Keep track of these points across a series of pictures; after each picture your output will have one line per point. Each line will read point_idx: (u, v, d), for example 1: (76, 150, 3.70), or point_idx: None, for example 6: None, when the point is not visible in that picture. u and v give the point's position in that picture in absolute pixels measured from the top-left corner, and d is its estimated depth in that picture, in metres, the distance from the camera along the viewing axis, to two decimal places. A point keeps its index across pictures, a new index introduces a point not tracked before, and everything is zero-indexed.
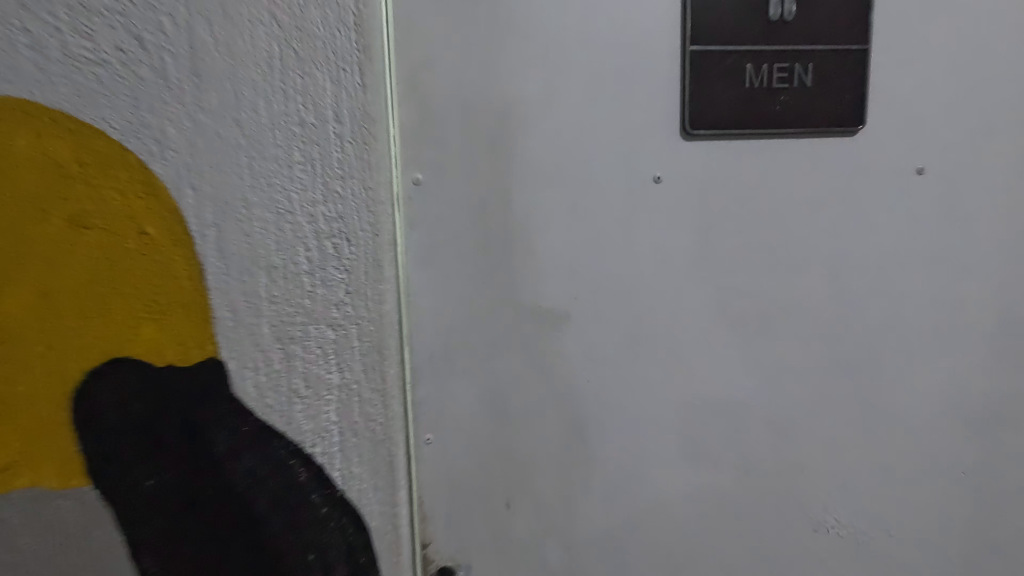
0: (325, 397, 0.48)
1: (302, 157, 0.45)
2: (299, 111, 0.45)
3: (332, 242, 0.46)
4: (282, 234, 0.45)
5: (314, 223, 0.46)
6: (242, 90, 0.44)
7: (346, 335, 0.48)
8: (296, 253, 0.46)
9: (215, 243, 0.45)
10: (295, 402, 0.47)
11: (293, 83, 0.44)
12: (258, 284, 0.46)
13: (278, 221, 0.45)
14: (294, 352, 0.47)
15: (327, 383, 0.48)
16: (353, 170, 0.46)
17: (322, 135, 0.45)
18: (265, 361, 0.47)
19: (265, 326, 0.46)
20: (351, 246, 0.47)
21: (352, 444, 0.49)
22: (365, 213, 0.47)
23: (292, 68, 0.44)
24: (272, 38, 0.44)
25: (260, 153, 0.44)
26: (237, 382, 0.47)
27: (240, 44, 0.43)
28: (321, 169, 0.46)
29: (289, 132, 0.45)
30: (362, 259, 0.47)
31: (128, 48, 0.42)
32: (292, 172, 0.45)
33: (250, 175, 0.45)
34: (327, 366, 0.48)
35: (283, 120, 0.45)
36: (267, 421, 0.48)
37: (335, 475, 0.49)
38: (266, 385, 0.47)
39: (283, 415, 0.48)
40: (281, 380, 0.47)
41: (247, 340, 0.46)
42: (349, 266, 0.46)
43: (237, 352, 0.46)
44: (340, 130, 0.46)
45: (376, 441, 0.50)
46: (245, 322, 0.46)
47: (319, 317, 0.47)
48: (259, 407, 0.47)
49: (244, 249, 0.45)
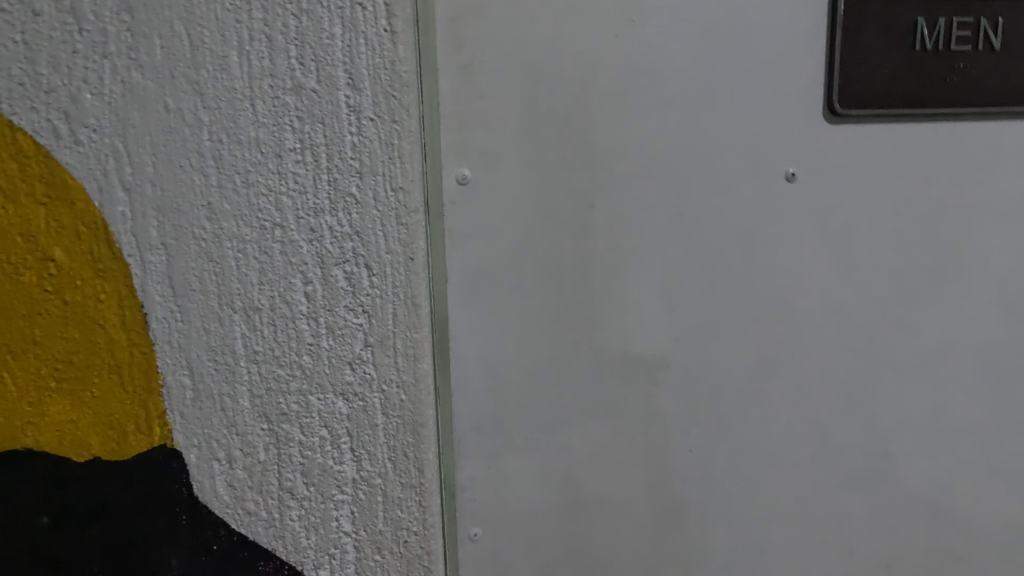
0: (333, 497, 0.32)
1: (297, 137, 0.29)
2: (292, 66, 0.29)
3: (347, 278, 0.30)
4: (270, 257, 0.30)
5: (315, 241, 0.30)
6: (201, 29, 0.28)
7: (365, 410, 0.32)
8: (290, 287, 0.30)
9: (164, 275, 0.29)
10: (289, 504, 0.32)
11: (285, 26, 0.28)
12: (233, 335, 0.30)
13: (261, 237, 0.30)
14: (290, 433, 0.31)
15: (338, 476, 0.32)
16: (375, 162, 0.30)
17: (329, 107, 0.29)
18: (245, 451, 0.31)
19: (242, 400, 0.31)
20: (374, 278, 0.31)
21: (374, 561, 0.33)
22: (392, 228, 0.30)
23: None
24: None
25: (234, 132, 0.29)
26: (199, 479, 0.31)
27: None
28: (330, 161, 0.29)
29: (274, 98, 0.29)
30: (388, 301, 0.31)
31: None
32: (284, 162, 0.29)
33: (218, 173, 0.29)
34: (337, 455, 0.32)
35: (266, 81, 0.28)
36: (249, 535, 0.32)
37: None
38: (246, 484, 0.31)
39: (273, 526, 0.32)
40: (270, 475, 0.32)
41: (212, 417, 0.31)
42: (372, 310, 0.31)
43: (206, 436, 0.31)
44: (358, 100, 0.29)
45: (405, 542, 0.33)
46: (213, 396, 0.31)
47: (327, 384, 0.31)
48: (236, 518, 0.32)
49: (213, 282, 0.30)
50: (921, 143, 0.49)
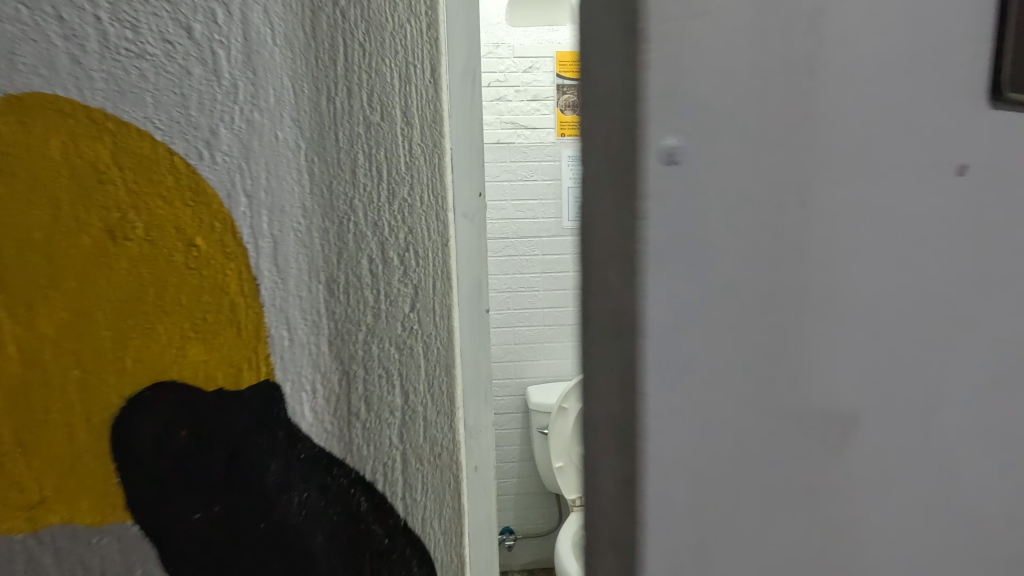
0: (387, 419, 0.46)
1: (367, 163, 0.42)
2: (364, 113, 0.41)
3: (398, 255, 0.44)
4: (346, 243, 0.42)
5: (380, 234, 0.43)
6: (302, 87, 0.40)
7: (412, 351, 0.46)
8: (359, 265, 0.43)
9: (270, 256, 0.41)
10: (354, 424, 0.44)
11: (361, 83, 0.41)
12: (319, 301, 0.42)
13: (340, 229, 0.42)
14: (356, 371, 0.44)
15: (391, 399, 0.45)
16: (420, 177, 0.43)
17: (390, 140, 0.42)
18: (323, 383, 0.43)
19: (323, 344, 0.43)
20: (419, 258, 0.44)
21: (417, 467, 0.47)
22: (432, 223, 0.44)
23: (360, 67, 0.41)
24: (335, 32, 0.40)
25: (322, 157, 0.41)
26: (291, 403, 0.43)
27: (302, 38, 0.39)
28: (390, 178, 0.43)
29: (352, 134, 0.41)
30: (428, 274, 0.45)
31: (175, 40, 0.38)
32: (357, 177, 0.42)
33: (312, 185, 0.41)
34: (392, 386, 0.46)
35: (347, 123, 0.41)
36: (325, 446, 0.44)
37: (397, 504, 0.46)
38: (324, 408, 0.44)
39: (342, 440, 0.44)
40: (341, 402, 0.44)
41: (302, 359, 0.43)
42: (417, 280, 0.44)
43: (293, 375, 0.43)
44: (409, 134, 0.42)
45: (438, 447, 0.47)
46: (303, 342, 0.42)
47: (385, 334, 0.45)
48: (316, 434, 0.44)
49: (304, 263, 0.41)
50: None
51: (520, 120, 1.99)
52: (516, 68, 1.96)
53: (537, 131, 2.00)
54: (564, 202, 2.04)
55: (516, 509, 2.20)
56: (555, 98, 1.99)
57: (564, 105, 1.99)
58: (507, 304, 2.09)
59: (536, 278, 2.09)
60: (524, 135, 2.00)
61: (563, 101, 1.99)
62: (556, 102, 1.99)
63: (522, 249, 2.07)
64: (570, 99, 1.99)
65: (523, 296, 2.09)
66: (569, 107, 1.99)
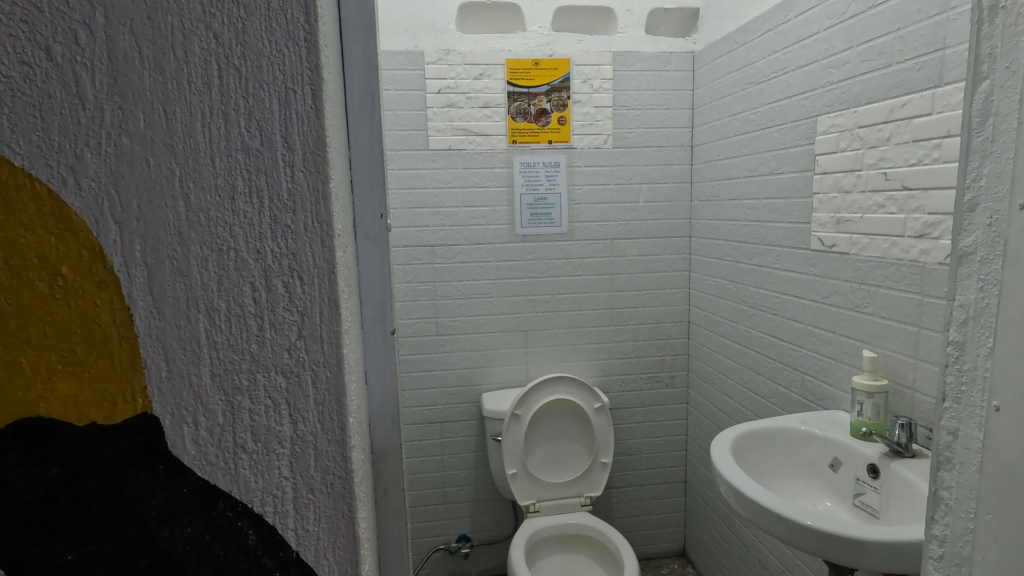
0: (276, 450, 0.43)
1: (246, 186, 0.40)
2: (242, 136, 0.39)
3: (282, 282, 0.41)
4: (226, 271, 0.40)
5: (261, 260, 0.40)
6: (176, 111, 0.38)
7: (300, 380, 0.42)
8: (242, 293, 0.41)
9: (144, 284, 0.39)
10: (241, 454, 0.42)
11: (237, 107, 0.39)
12: (199, 330, 0.41)
13: (220, 257, 0.40)
14: (240, 402, 0.42)
15: (279, 434, 0.43)
16: (304, 203, 0.40)
17: (270, 166, 0.40)
18: (206, 415, 0.42)
19: (205, 375, 0.41)
20: (305, 285, 0.41)
21: (308, 497, 0.44)
22: (318, 248, 0.41)
23: (235, 90, 0.38)
24: (210, 55, 0.38)
25: (198, 182, 0.39)
26: (172, 436, 0.41)
27: (173, 62, 0.38)
28: (271, 204, 0.40)
29: (231, 160, 0.39)
30: (315, 301, 0.41)
31: (35, 61, 0.37)
32: (237, 204, 0.40)
33: (186, 209, 0.39)
34: (280, 416, 0.42)
35: (225, 147, 0.39)
36: (210, 480, 0.42)
37: (288, 537, 0.44)
38: (208, 440, 0.42)
39: (228, 472, 0.42)
40: (226, 433, 0.42)
41: (182, 391, 0.41)
42: (304, 308, 0.41)
43: (173, 408, 0.41)
44: (290, 159, 0.40)
45: (333, 485, 0.44)
46: (183, 373, 0.41)
47: (270, 363, 0.42)
48: (200, 467, 0.42)
49: (182, 291, 0.40)
50: None
51: (472, 127, 1.98)
52: (467, 75, 1.94)
53: (489, 138, 2.00)
54: (517, 208, 2.04)
55: (473, 517, 2.19)
56: (506, 106, 1.98)
57: (516, 113, 1.99)
58: (460, 311, 2.08)
59: (490, 284, 2.08)
60: (476, 141, 1.99)
61: (515, 109, 1.99)
62: (507, 110, 1.99)
63: (475, 256, 2.06)
64: (521, 107, 1.99)
65: (477, 303, 2.08)
66: (521, 115, 2.00)
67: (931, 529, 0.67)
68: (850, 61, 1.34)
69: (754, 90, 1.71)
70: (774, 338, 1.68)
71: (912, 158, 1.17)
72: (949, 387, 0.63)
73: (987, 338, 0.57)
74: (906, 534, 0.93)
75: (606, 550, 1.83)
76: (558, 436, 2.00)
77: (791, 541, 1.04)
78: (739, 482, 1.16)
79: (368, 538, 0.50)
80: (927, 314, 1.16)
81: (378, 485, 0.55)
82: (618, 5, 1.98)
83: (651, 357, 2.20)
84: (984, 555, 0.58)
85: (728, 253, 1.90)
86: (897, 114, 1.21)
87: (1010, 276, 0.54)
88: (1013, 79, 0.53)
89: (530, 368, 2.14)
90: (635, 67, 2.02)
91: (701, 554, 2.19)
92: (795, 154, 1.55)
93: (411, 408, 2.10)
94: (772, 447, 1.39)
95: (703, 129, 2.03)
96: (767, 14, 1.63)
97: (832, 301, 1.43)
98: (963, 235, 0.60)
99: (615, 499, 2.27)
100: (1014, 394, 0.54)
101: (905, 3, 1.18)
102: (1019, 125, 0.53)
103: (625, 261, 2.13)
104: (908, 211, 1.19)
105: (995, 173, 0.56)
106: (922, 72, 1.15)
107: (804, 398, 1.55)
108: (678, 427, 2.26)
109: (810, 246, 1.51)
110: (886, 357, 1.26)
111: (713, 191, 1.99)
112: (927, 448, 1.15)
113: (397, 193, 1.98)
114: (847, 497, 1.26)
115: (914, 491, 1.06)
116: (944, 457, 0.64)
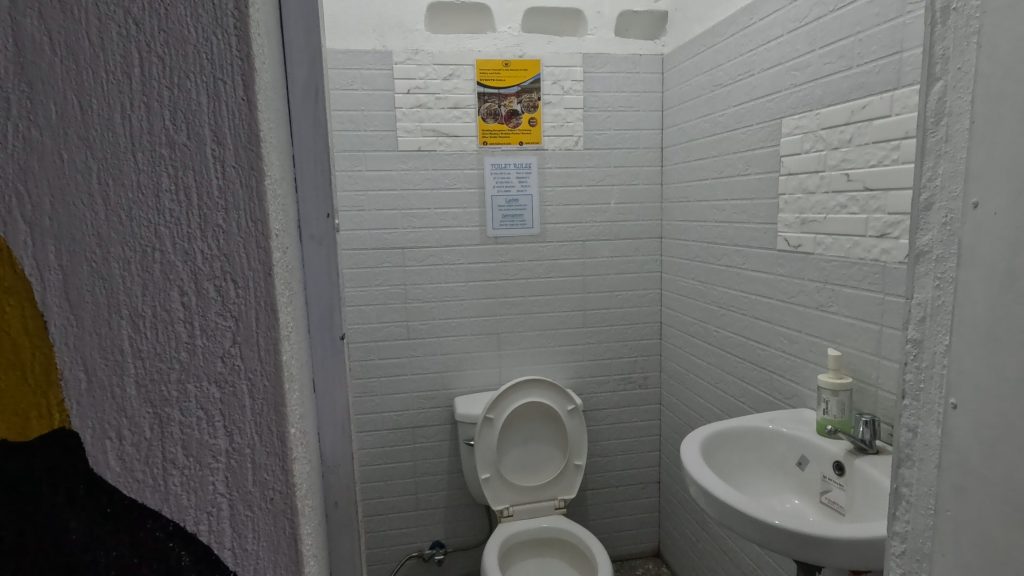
0: (210, 465, 0.40)
1: (172, 182, 0.37)
2: (166, 130, 0.36)
3: (213, 284, 0.38)
4: (151, 273, 0.37)
5: (190, 262, 0.38)
6: (92, 102, 0.35)
7: (235, 390, 0.39)
8: (169, 298, 0.38)
9: (60, 288, 0.37)
10: (171, 471, 0.40)
11: (161, 98, 0.36)
12: (123, 338, 0.38)
13: (144, 259, 0.37)
14: (169, 414, 0.39)
15: (213, 448, 0.40)
16: (237, 202, 0.37)
17: (198, 161, 0.37)
18: (132, 429, 0.39)
19: (129, 387, 0.38)
20: (239, 289, 0.38)
21: (246, 514, 0.41)
22: (252, 249, 0.38)
23: (158, 80, 0.36)
24: (130, 42, 0.35)
25: (119, 180, 0.36)
26: (93, 453, 0.38)
27: (88, 49, 0.35)
28: (200, 201, 0.37)
29: (155, 155, 0.36)
30: (251, 306, 0.39)
31: None
32: (162, 202, 0.37)
33: (106, 208, 0.36)
34: (213, 429, 0.40)
35: (148, 141, 0.36)
36: (137, 498, 0.40)
37: (225, 557, 0.41)
38: (135, 457, 0.39)
39: (158, 491, 0.40)
40: (154, 449, 0.39)
41: (104, 403, 0.38)
42: (239, 313, 0.39)
43: (94, 422, 0.38)
44: (220, 154, 0.37)
45: (272, 500, 0.41)
46: (105, 384, 0.38)
47: (201, 373, 0.39)
48: (126, 485, 0.39)
49: (103, 296, 0.37)
50: (987, 129, 0.51)
51: (442, 128, 1.96)
52: (436, 75, 1.92)
53: (460, 139, 1.98)
54: (488, 210, 2.02)
55: (447, 522, 2.15)
56: (476, 107, 1.97)
57: (486, 114, 1.98)
58: (432, 315, 2.05)
59: (462, 287, 2.05)
60: (446, 142, 1.97)
61: (485, 110, 1.97)
62: (477, 111, 1.97)
63: (446, 258, 2.03)
64: (491, 108, 1.97)
65: (448, 305, 2.06)
66: (492, 116, 1.98)
67: (893, 526, 0.67)
68: (813, 64, 1.35)
69: (721, 92, 1.73)
70: (744, 338, 1.69)
71: (872, 160, 1.19)
72: (906, 385, 0.63)
73: (943, 335, 0.57)
74: (869, 532, 0.94)
75: (580, 553, 1.81)
76: (531, 439, 1.99)
77: (758, 541, 1.04)
78: (709, 483, 1.16)
79: (316, 554, 0.48)
80: (889, 313, 1.17)
81: (329, 499, 0.54)
82: (587, 7, 1.99)
83: (624, 358, 2.20)
84: (946, 552, 0.58)
85: (698, 254, 1.92)
86: (857, 116, 1.23)
87: (966, 272, 0.54)
88: (964, 79, 0.54)
89: (503, 371, 2.13)
90: (605, 69, 2.03)
91: (675, 554, 2.20)
92: (761, 155, 1.57)
93: (382, 415, 2.06)
94: (741, 446, 1.40)
95: (672, 130, 2.04)
96: (733, 18, 1.64)
97: (798, 300, 1.45)
98: (920, 234, 0.60)
99: (589, 500, 2.27)
100: (970, 391, 0.54)
101: (864, 6, 1.20)
102: (970, 125, 0.53)
103: (597, 262, 2.13)
104: (869, 211, 1.21)
105: (949, 172, 0.56)
106: (881, 75, 1.17)
107: (772, 397, 1.57)
108: (652, 428, 2.27)
109: (776, 246, 1.52)
110: (850, 355, 1.28)
111: (682, 192, 2.00)
112: (889, 445, 1.17)
113: (365, 194, 1.94)
114: (812, 494, 1.27)
115: (879, 489, 1.07)
116: (904, 455, 0.64)
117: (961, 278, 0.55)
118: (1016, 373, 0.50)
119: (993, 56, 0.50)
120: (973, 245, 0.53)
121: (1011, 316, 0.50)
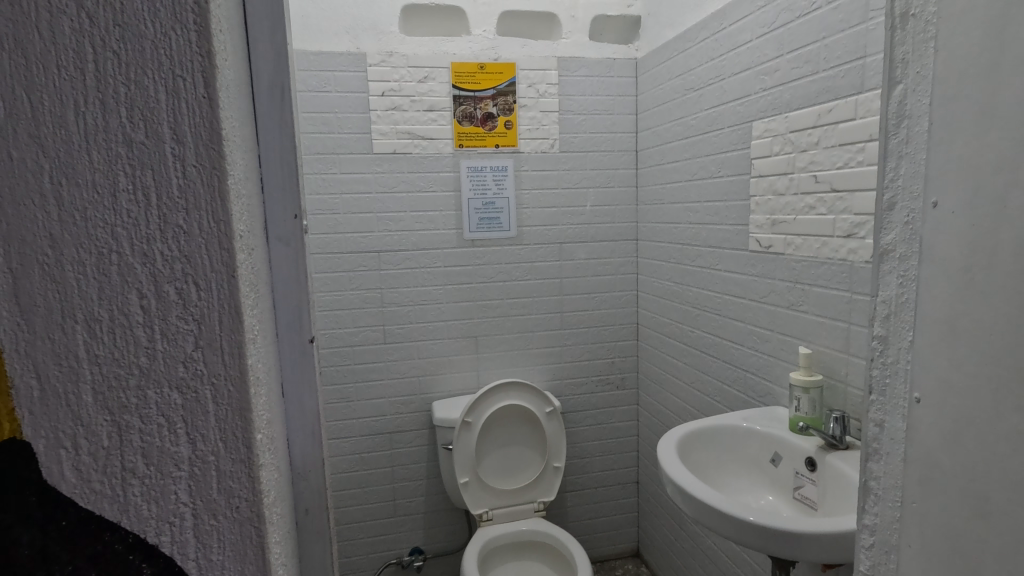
0: (172, 473, 0.39)
1: (130, 181, 0.36)
2: (123, 128, 0.35)
3: (174, 284, 0.37)
4: (108, 275, 0.36)
5: (149, 264, 0.36)
6: (42, 98, 0.34)
7: (198, 396, 0.38)
8: (127, 301, 0.37)
9: (10, 291, 0.35)
10: (131, 481, 0.38)
11: (117, 95, 0.35)
12: (78, 343, 0.36)
13: (101, 261, 0.36)
14: (129, 422, 0.38)
15: (175, 455, 0.39)
16: (199, 202, 0.36)
17: (157, 161, 0.36)
18: (88, 438, 0.37)
19: (86, 393, 0.37)
20: (201, 293, 0.37)
21: (211, 524, 0.40)
22: (215, 250, 0.37)
23: (115, 78, 0.35)
24: (83, 36, 0.34)
25: (73, 179, 0.35)
26: (46, 463, 0.37)
27: (38, 44, 0.34)
28: (159, 202, 0.36)
29: (111, 154, 0.35)
30: (214, 309, 0.38)
31: None
32: (119, 202, 0.36)
33: (59, 208, 0.35)
34: (175, 436, 0.38)
35: (104, 140, 0.35)
36: (94, 509, 0.38)
37: (189, 567, 0.40)
38: (92, 466, 0.38)
39: (116, 501, 0.38)
40: (113, 458, 0.38)
41: (58, 410, 0.37)
42: (201, 315, 0.37)
43: (48, 431, 0.37)
44: (181, 153, 0.36)
45: (238, 507, 0.40)
46: (60, 392, 0.37)
47: (162, 378, 0.38)
48: (82, 496, 0.38)
49: (56, 300, 0.36)
50: (942, 135, 0.53)
51: (417, 131, 1.94)
52: (411, 78, 1.91)
53: (435, 142, 1.97)
54: (465, 213, 2.02)
55: (426, 527, 2.13)
56: (452, 109, 1.96)
57: (462, 117, 1.97)
58: (408, 319, 2.03)
59: (439, 291, 2.04)
60: (421, 145, 1.96)
61: (460, 112, 1.97)
62: (453, 113, 1.96)
63: (422, 262, 2.02)
64: (467, 110, 1.97)
65: (425, 309, 2.04)
66: (467, 118, 1.98)
67: (863, 519, 0.68)
68: (781, 69, 1.38)
69: (693, 96, 1.76)
70: (718, 338, 1.71)
71: (839, 162, 1.22)
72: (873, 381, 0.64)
73: (907, 331, 0.59)
74: (841, 525, 0.96)
75: (558, 554, 1.82)
76: (508, 442, 1.98)
77: (733, 538, 1.05)
78: (684, 482, 1.17)
79: (285, 561, 0.47)
80: (857, 311, 1.20)
81: (299, 507, 0.53)
82: (562, 10, 2.00)
83: (602, 358, 2.21)
84: (914, 544, 0.59)
85: (673, 255, 1.94)
86: (824, 119, 1.26)
87: (928, 270, 0.55)
88: (924, 82, 0.55)
89: (481, 374, 2.12)
90: (580, 73, 2.04)
91: (654, 553, 2.21)
92: (732, 158, 1.60)
93: (358, 420, 2.03)
94: (715, 445, 1.42)
95: (646, 133, 2.06)
96: (703, 24, 1.67)
97: (770, 300, 1.48)
98: (883, 233, 0.61)
99: (569, 502, 2.27)
100: (934, 385, 0.56)
101: (829, 13, 1.23)
102: (929, 127, 0.55)
103: (574, 264, 2.14)
104: (836, 212, 1.24)
105: (910, 173, 0.57)
106: (845, 79, 1.20)
107: (747, 396, 1.59)
108: (629, 428, 2.28)
109: (749, 246, 1.55)
110: (820, 353, 1.31)
111: (656, 195, 2.02)
112: (858, 440, 1.19)
113: (339, 198, 1.92)
114: (785, 490, 1.30)
115: (850, 483, 1.09)
116: (872, 449, 0.65)
117: (922, 277, 0.56)
118: (974, 367, 0.51)
119: (951, 61, 0.52)
120: (934, 245, 0.55)
121: (968, 313, 0.52)
